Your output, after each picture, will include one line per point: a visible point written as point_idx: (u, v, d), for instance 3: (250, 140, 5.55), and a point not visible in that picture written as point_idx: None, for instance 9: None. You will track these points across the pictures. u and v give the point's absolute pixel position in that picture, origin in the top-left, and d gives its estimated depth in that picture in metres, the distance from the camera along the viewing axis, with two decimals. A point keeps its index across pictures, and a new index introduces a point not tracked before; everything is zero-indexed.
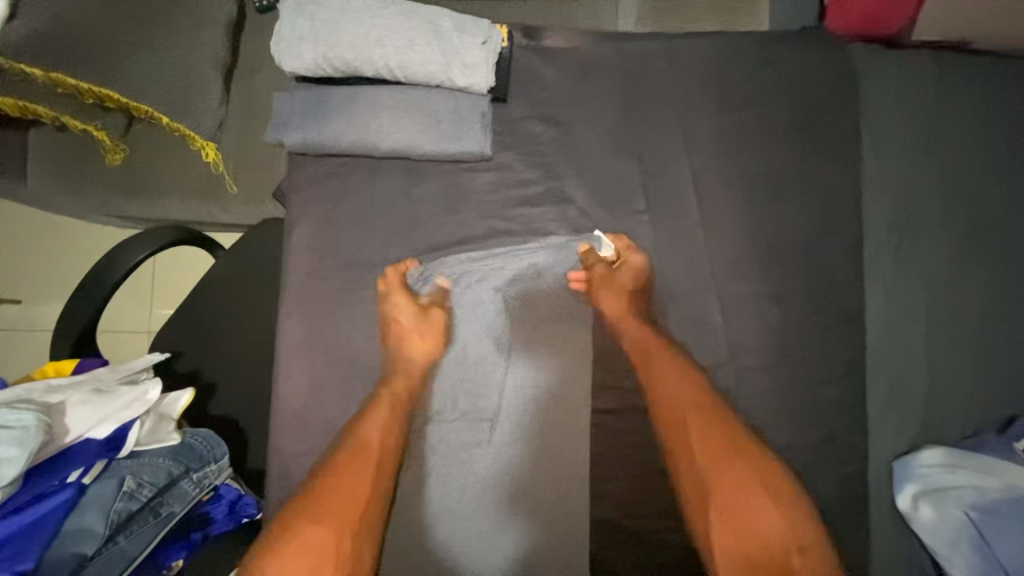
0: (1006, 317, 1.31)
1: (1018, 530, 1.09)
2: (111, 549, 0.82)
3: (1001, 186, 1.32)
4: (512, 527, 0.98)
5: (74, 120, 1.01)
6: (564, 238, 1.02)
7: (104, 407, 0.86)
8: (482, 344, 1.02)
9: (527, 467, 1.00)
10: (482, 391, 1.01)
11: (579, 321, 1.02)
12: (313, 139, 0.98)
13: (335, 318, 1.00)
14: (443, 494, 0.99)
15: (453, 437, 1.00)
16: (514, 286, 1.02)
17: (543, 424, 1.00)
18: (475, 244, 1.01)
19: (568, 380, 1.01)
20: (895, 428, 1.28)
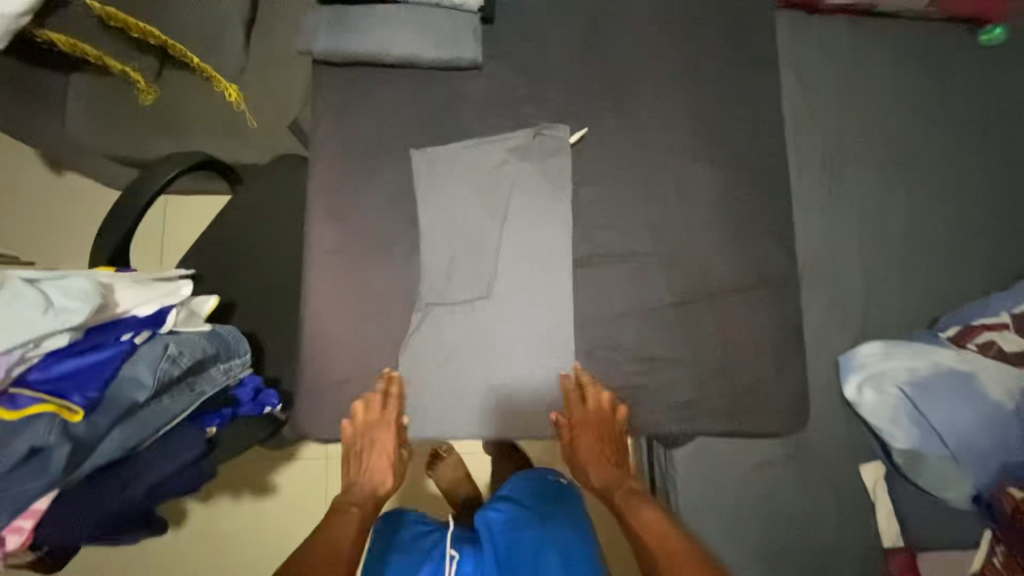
0: (928, 232, 1.51)
1: (947, 397, 1.30)
2: (156, 405, 0.91)
3: (915, 121, 1.54)
4: (504, 401, 0.94)
5: (114, 60, 1.17)
6: (551, 122, 0.99)
7: (149, 291, 0.97)
8: (474, 217, 0.96)
9: (520, 344, 0.94)
10: (477, 268, 0.95)
11: (558, 194, 0.97)
12: (333, 48, 0.97)
13: (353, 195, 0.97)
14: (432, 374, 0.93)
15: (450, 318, 0.94)
16: (513, 158, 0.97)
17: (538, 295, 0.95)
18: (468, 128, 0.99)
19: (551, 248, 0.96)
20: (840, 332, 1.45)
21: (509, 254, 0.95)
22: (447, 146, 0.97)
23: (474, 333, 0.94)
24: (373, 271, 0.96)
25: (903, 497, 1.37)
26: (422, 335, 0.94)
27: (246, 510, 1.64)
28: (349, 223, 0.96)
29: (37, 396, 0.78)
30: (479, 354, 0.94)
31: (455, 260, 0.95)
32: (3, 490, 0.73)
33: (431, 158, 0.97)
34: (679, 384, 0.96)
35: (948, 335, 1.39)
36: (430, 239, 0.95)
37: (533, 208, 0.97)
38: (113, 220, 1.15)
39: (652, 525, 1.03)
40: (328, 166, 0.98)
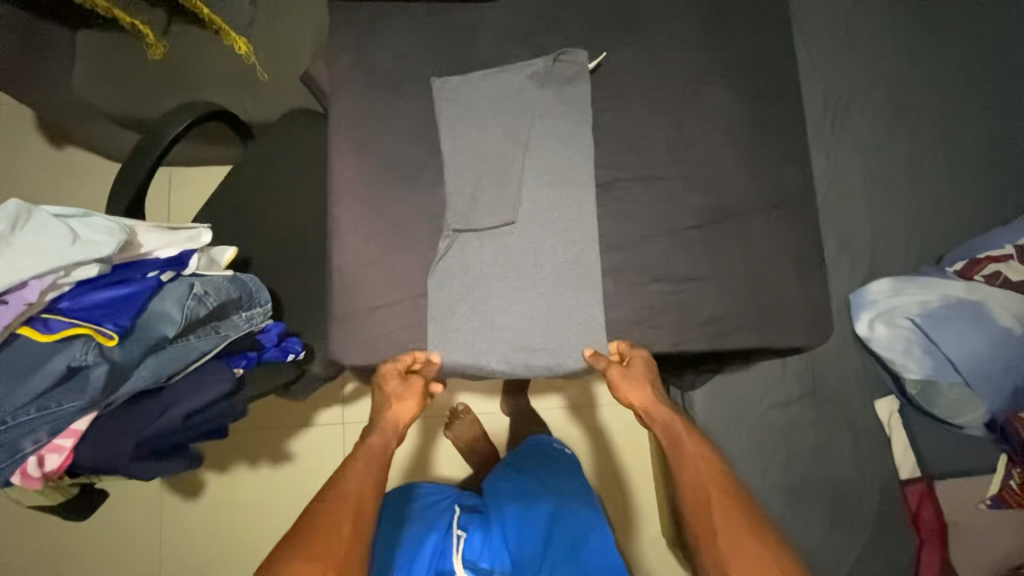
0: (930, 173, 1.53)
1: (957, 325, 1.33)
2: (184, 341, 0.91)
3: (912, 65, 1.57)
4: (534, 323, 0.95)
5: (122, 13, 1.14)
6: (566, 46, 0.99)
7: (170, 235, 0.97)
8: (496, 144, 0.97)
9: (548, 269, 0.95)
10: (501, 194, 0.95)
11: (580, 121, 0.98)
12: None
13: (372, 131, 0.97)
14: (462, 301, 0.95)
15: (476, 245, 0.96)
16: (528, 87, 0.97)
17: (560, 221, 0.96)
18: (486, 62, 1.00)
19: (574, 174, 0.97)
20: (849, 272, 1.47)
21: (532, 180, 0.96)
22: (466, 76, 0.98)
23: (502, 259, 0.95)
24: (399, 202, 0.96)
25: (918, 429, 1.38)
26: (451, 263, 0.95)
27: (262, 475, 1.62)
28: (367, 154, 0.97)
29: (72, 320, 0.78)
30: (508, 279, 0.95)
31: (479, 187, 0.96)
32: (45, 408, 0.75)
33: (450, 86, 0.97)
34: (704, 300, 0.97)
35: (955, 269, 1.43)
36: (454, 168, 0.96)
37: (554, 133, 0.97)
38: (126, 172, 1.13)
39: (698, 465, 0.98)
40: (347, 101, 0.98)
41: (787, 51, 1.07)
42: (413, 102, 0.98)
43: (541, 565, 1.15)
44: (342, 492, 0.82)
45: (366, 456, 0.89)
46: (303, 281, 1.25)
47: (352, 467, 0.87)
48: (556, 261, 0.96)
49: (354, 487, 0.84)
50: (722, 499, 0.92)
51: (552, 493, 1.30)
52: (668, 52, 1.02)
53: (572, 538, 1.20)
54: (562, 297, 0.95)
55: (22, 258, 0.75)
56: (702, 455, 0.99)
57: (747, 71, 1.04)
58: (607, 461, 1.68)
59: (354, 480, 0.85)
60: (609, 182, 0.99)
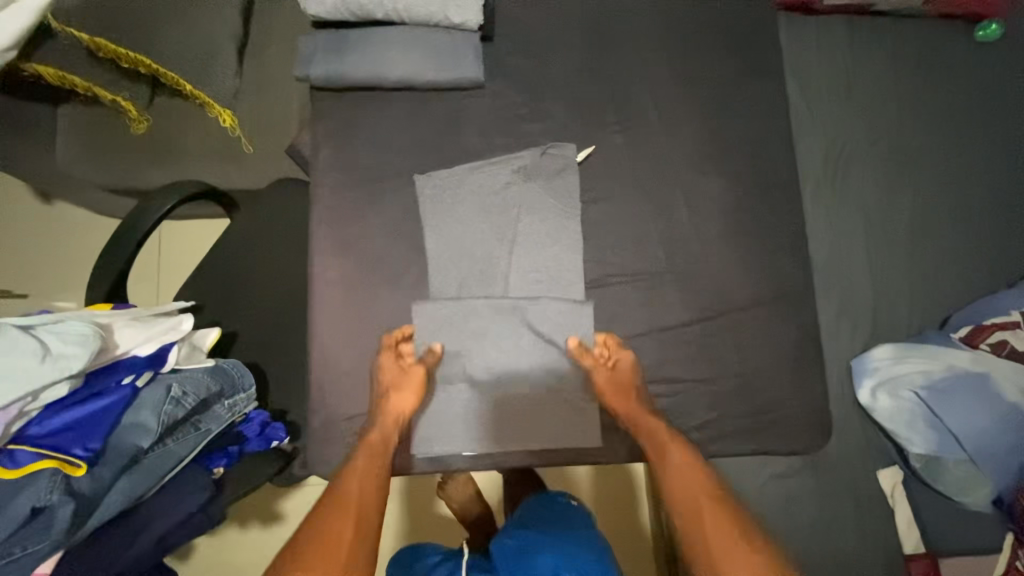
0: (934, 231, 1.49)
1: (962, 398, 1.29)
2: (161, 448, 0.88)
3: (915, 120, 1.53)
4: (523, 398, 0.96)
5: (104, 91, 1.13)
6: (557, 141, 0.99)
7: (148, 330, 0.96)
8: (485, 237, 0.97)
9: (537, 353, 0.96)
10: (491, 275, 0.97)
11: (568, 214, 0.98)
12: (332, 72, 0.94)
13: (356, 227, 0.95)
14: (452, 375, 0.96)
15: (466, 323, 0.95)
16: (517, 179, 0.98)
17: (549, 312, 0.96)
18: (472, 154, 0.98)
19: (563, 267, 0.97)
20: (851, 336, 1.43)
21: (520, 270, 0.97)
22: (452, 170, 0.97)
23: (488, 355, 0.95)
24: (383, 301, 0.95)
25: (922, 503, 1.34)
26: (440, 341, 0.95)
27: (254, 538, 1.59)
28: (353, 252, 0.95)
29: (39, 452, 0.75)
30: (493, 374, 0.96)
31: (468, 272, 0.96)
32: (13, 551, 0.71)
33: (435, 181, 0.96)
34: (696, 399, 0.97)
35: (960, 336, 1.38)
36: (440, 265, 0.96)
37: (543, 228, 0.97)
38: (109, 254, 1.12)
39: (690, 469, 0.89)
40: (330, 196, 0.96)
41: (779, 135, 1.05)
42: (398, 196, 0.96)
43: None
44: (341, 497, 0.81)
45: (366, 451, 0.87)
46: (290, 358, 1.23)
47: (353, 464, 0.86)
48: (543, 353, 0.96)
49: (355, 490, 0.82)
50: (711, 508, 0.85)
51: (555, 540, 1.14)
52: (658, 141, 1.01)
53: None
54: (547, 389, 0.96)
55: None
56: (688, 463, 0.90)
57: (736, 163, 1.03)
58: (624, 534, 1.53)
59: (356, 478, 0.83)
60: (597, 278, 0.98)
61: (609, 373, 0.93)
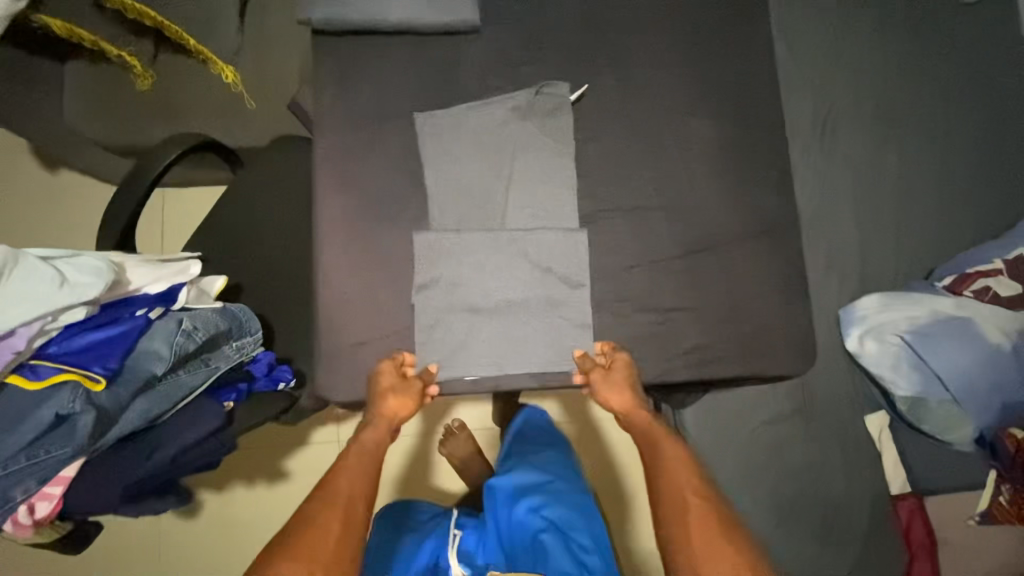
0: (917, 187, 1.54)
1: (948, 343, 1.33)
2: (173, 377, 0.92)
3: (901, 79, 1.57)
4: (523, 320, 1.00)
5: (111, 45, 1.17)
6: (552, 82, 1.02)
7: (158, 269, 0.99)
8: (481, 172, 1.00)
9: (535, 279, 1.00)
10: (487, 204, 1.00)
11: (563, 151, 1.02)
12: (331, 15, 0.97)
13: (357, 165, 0.99)
14: (448, 298, 0.99)
15: (462, 249, 0.99)
16: (510, 118, 1.01)
17: (544, 245, 1.00)
18: (470, 97, 1.02)
19: (558, 204, 1.01)
20: (838, 287, 1.48)
21: (518, 203, 1.00)
22: (451, 113, 1.00)
23: (485, 290, 0.99)
24: (385, 239, 0.99)
25: (907, 446, 1.39)
26: (436, 265, 0.98)
27: (260, 494, 1.64)
28: (356, 192, 0.99)
29: (60, 366, 0.80)
30: (488, 308, 0.99)
31: (465, 201, 1.00)
32: (34, 455, 0.76)
33: (434, 122, 1.00)
34: (687, 330, 1.02)
35: (944, 284, 1.43)
36: (440, 204, 0.99)
37: (538, 165, 1.01)
38: (118, 204, 1.15)
39: (677, 467, 0.97)
40: (331, 139, 0.98)
41: (765, 80, 1.09)
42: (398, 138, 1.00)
43: (533, 559, 1.09)
44: (331, 494, 0.85)
45: (357, 455, 0.92)
46: (295, 308, 1.27)
47: (343, 464, 0.90)
48: (536, 283, 1.00)
49: (344, 487, 0.87)
50: (696, 500, 0.91)
51: (542, 489, 1.20)
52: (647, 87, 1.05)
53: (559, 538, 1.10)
54: (540, 318, 1.00)
55: (10, 305, 0.77)
56: (677, 457, 0.99)
57: (722, 105, 1.07)
58: (608, 475, 1.66)
59: (348, 478, 0.89)
60: (590, 216, 1.03)
61: (607, 376, 0.96)
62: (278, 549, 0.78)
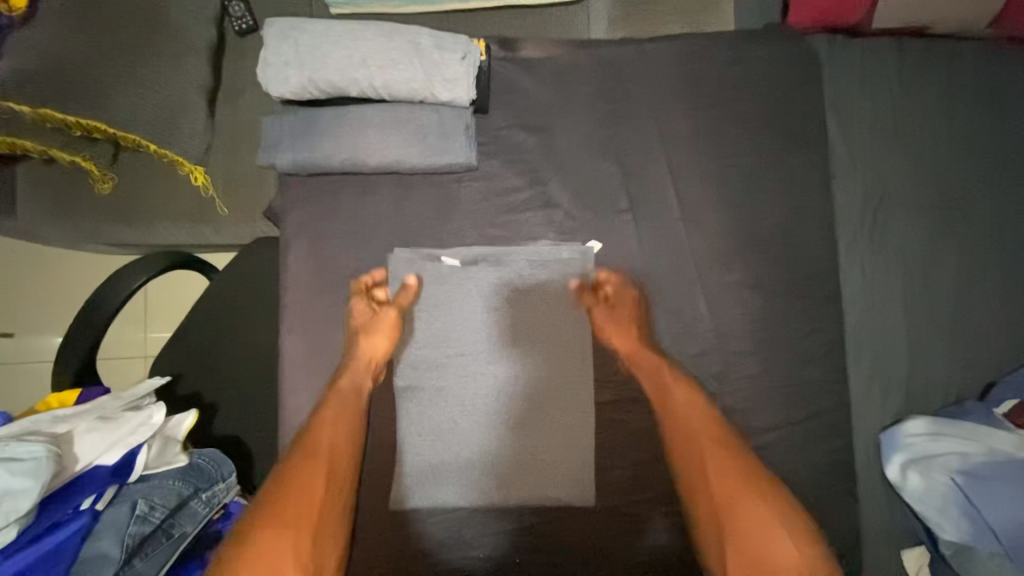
0: (981, 286, 1.34)
1: (1003, 488, 1.15)
2: (129, 570, 0.83)
3: (970, 161, 1.35)
4: (517, 476, 0.94)
5: (62, 153, 1.01)
6: (554, 245, 0.95)
7: (111, 434, 0.86)
8: (484, 327, 0.95)
9: (531, 438, 0.95)
10: (486, 347, 0.95)
11: (571, 312, 0.96)
12: (305, 159, 0.90)
13: (339, 326, 0.94)
14: (436, 414, 0.94)
15: (460, 363, 0.94)
16: (513, 276, 0.95)
17: (541, 408, 0.95)
18: (476, 249, 0.95)
19: (559, 371, 0.95)
20: (880, 403, 1.32)
21: (518, 360, 0.95)
22: (440, 268, 0.95)
23: (456, 459, 0.94)
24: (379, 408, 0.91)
25: None
26: (433, 390, 0.94)
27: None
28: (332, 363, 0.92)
29: None
30: (452, 474, 0.94)
31: (466, 337, 0.95)
32: None
33: (419, 274, 0.95)
34: None
35: (1002, 412, 1.25)
36: (414, 373, 0.94)
37: (546, 327, 0.95)
38: (75, 336, 1.03)
39: (688, 410, 0.89)
40: (305, 290, 0.94)
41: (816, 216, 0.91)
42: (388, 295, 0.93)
43: None
44: (313, 449, 0.84)
45: (336, 402, 0.88)
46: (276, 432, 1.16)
47: (327, 414, 0.87)
48: (544, 385, 0.95)
49: (326, 442, 0.85)
50: (715, 448, 0.85)
51: None
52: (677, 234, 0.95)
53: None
54: (547, 420, 0.95)
55: None
56: (690, 401, 0.89)
57: None
58: None
59: (328, 429, 0.87)
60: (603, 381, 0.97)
61: (613, 303, 0.93)
62: (259, 519, 0.76)
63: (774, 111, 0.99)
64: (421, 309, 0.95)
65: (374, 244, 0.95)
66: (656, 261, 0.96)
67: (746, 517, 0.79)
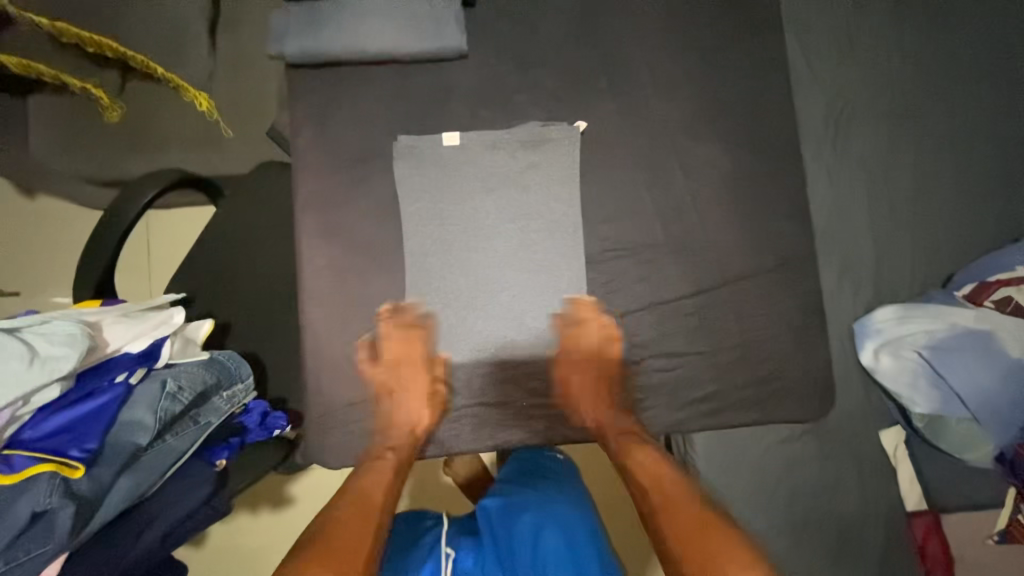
0: (937, 184, 1.45)
1: (963, 357, 1.28)
2: (160, 444, 0.88)
3: (920, 69, 1.46)
4: (519, 339, 1.04)
5: (73, 80, 1.09)
6: (542, 125, 1.03)
7: (138, 326, 0.94)
8: (482, 200, 1.03)
9: (529, 307, 1.03)
10: (482, 218, 1.03)
11: (564, 183, 1.04)
12: (311, 49, 0.98)
13: (347, 209, 1.02)
14: (442, 280, 1.02)
15: (459, 233, 1.03)
16: (505, 149, 1.03)
17: (539, 278, 1.03)
18: (470, 130, 1.03)
19: (554, 244, 1.03)
20: (853, 296, 1.41)
21: (513, 236, 1.03)
22: (438, 141, 1.02)
23: (460, 323, 1.03)
24: (397, 272, 1.03)
25: (923, 462, 1.35)
26: (436, 258, 1.02)
27: (241, 522, 1.54)
28: (341, 240, 1.02)
29: (34, 456, 0.75)
30: (460, 338, 1.03)
31: (462, 209, 1.03)
32: (14, 558, 0.70)
33: (417, 149, 1.02)
34: (697, 380, 1.05)
35: (963, 294, 1.36)
36: (417, 247, 1.02)
37: (541, 199, 1.03)
38: (93, 248, 1.09)
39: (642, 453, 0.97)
40: (314, 176, 1.01)
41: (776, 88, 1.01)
42: (393, 163, 1.02)
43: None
44: (365, 501, 0.88)
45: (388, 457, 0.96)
46: (288, 344, 1.22)
47: (377, 470, 0.93)
48: (541, 258, 1.03)
49: (377, 496, 0.89)
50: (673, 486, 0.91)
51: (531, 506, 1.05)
52: (650, 114, 1.05)
53: (560, 546, 0.98)
54: (542, 291, 1.03)
55: None
56: (645, 445, 0.98)
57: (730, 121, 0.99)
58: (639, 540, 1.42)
59: (377, 484, 0.91)
60: (604, 247, 1.04)
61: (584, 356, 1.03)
62: (305, 562, 0.75)
63: (735, 5, 1.09)
64: (421, 181, 1.02)
65: (375, 135, 1.02)
66: (634, 144, 1.05)
67: (722, 551, 0.78)
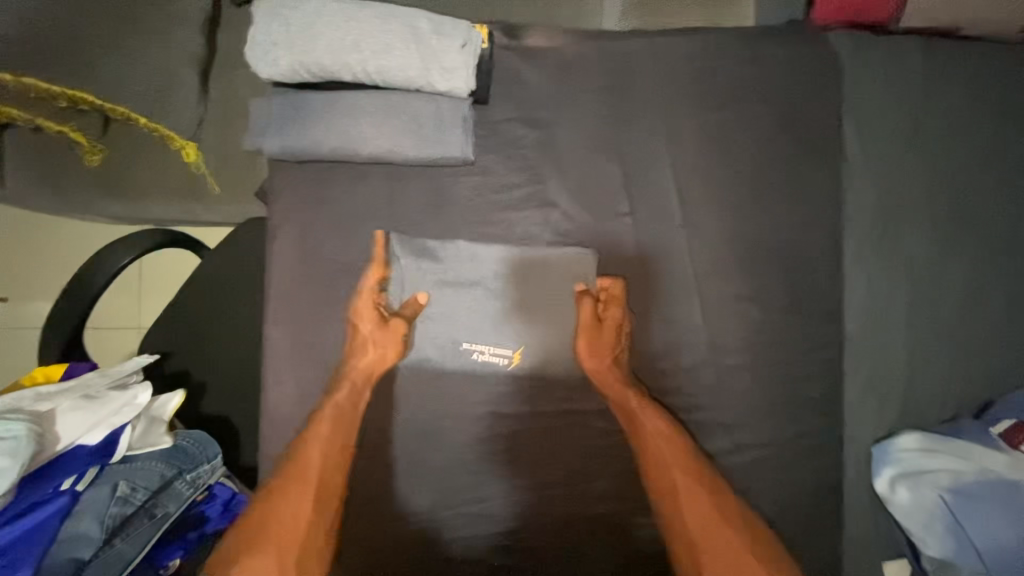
0: (991, 301, 1.28)
1: (991, 509, 1.10)
2: (109, 551, 0.84)
3: (989, 171, 1.28)
4: (496, 469, 0.99)
5: (49, 122, 0.99)
6: (548, 249, 0.99)
7: (95, 415, 0.86)
8: (471, 303, 0.99)
9: (512, 429, 1.00)
10: (475, 324, 0.99)
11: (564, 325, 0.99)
12: (293, 146, 0.94)
13: (328, 309, 0.98)
14: (419, 404, 0.98)
15: (447, 339, 0.99)
16: (515, 267, 0.99)
17: (531, 397, 1.00)
18: (462, 245, 0.98)
19: (552, 356, 0.99)
20: (877, 416, 1.28)
21: (506, 334, 0.99)
22: (439, 257, 0.98)
23: (439, 442, 0.99)
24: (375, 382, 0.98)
25: None
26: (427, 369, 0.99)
27: None
28: (318, 340, 0.98)
29: None
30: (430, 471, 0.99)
31: (461, 319, 0.99)
32: None
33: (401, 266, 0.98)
34: None
35: (998, 431, 1.19)
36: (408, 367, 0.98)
37: (535, 333, 0.99)
38: (60, 309, 1.02)
39: (665, 440, 0.93)
40: (290, 280, 0.97)
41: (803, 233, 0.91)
42: (389, 249, 0.97)
43: None
44: (301, 468, 0.87)
45: (332, 415, 0.91)
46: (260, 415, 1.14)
47: (318, 425, 0.90)
48: (537, 372, 1.00)
49: (313, 460, 0.88)
50: (687, 480, 0.89)
51: None
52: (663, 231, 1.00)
53: None
54: (533, 420, 1.00)
55: None
56: (660, 433, 0.93)
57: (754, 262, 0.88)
58: None
59: (317, 445, 0.89)
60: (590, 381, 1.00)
61: (608, 316, 0.97)
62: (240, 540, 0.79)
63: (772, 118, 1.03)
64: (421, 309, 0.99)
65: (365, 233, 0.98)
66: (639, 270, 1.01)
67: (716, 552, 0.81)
